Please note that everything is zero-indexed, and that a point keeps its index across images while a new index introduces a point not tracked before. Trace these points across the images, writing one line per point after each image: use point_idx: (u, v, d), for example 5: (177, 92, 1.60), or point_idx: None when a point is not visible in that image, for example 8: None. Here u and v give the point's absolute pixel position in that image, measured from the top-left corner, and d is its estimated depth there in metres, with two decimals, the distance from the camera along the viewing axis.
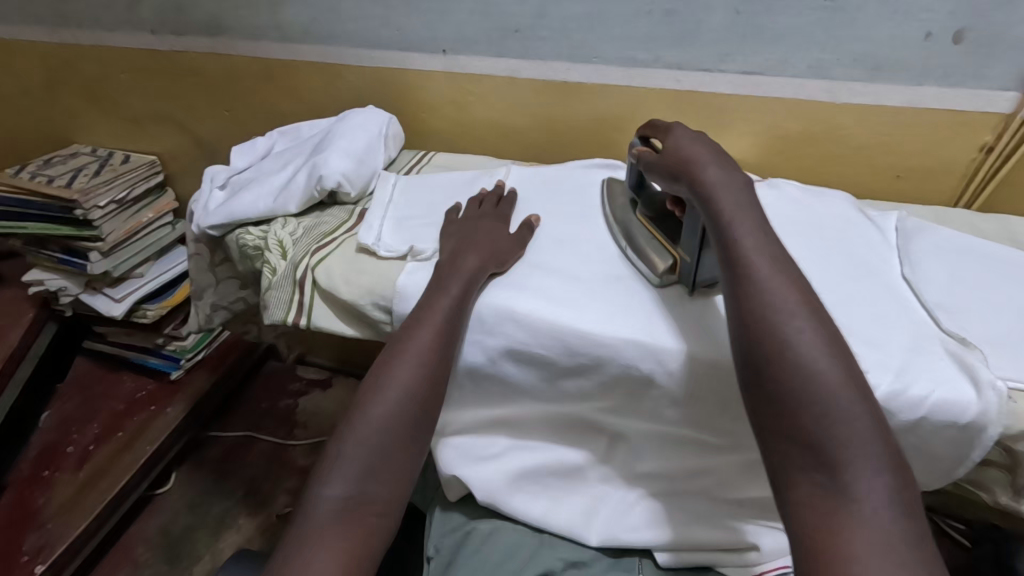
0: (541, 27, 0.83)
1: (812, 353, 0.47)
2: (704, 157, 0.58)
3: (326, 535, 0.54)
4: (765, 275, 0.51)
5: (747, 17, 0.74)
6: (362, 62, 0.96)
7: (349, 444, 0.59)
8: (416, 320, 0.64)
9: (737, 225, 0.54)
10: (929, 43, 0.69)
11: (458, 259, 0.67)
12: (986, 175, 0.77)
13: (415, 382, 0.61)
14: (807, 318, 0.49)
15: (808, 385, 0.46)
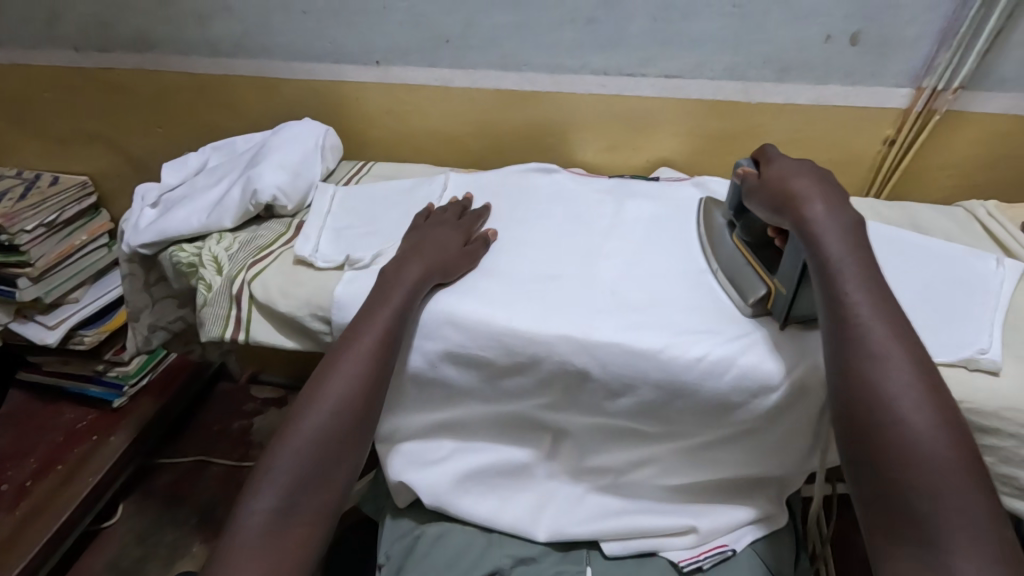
0: (471, 37, 0.85)
1: (913, 396, 0.48)
2: (809, 194, 0.58)
3: (254, 551, 0.53)
4: (873, 314, 0.52)
5: (663, 23, 0.77)
6: (296, 75, 0.96)
7: (282, 458, 0.57)
8: (355, 331, 0.63)
9: (834, 260, 0.54)
10: (829, 45, 0.74)
11: (403, 265, 0.67)
12: (891, 166, 0.82)
13: (353, 390, 0.60)
14: (920, 387, 0.48)
15: (901, 429, 0.47)
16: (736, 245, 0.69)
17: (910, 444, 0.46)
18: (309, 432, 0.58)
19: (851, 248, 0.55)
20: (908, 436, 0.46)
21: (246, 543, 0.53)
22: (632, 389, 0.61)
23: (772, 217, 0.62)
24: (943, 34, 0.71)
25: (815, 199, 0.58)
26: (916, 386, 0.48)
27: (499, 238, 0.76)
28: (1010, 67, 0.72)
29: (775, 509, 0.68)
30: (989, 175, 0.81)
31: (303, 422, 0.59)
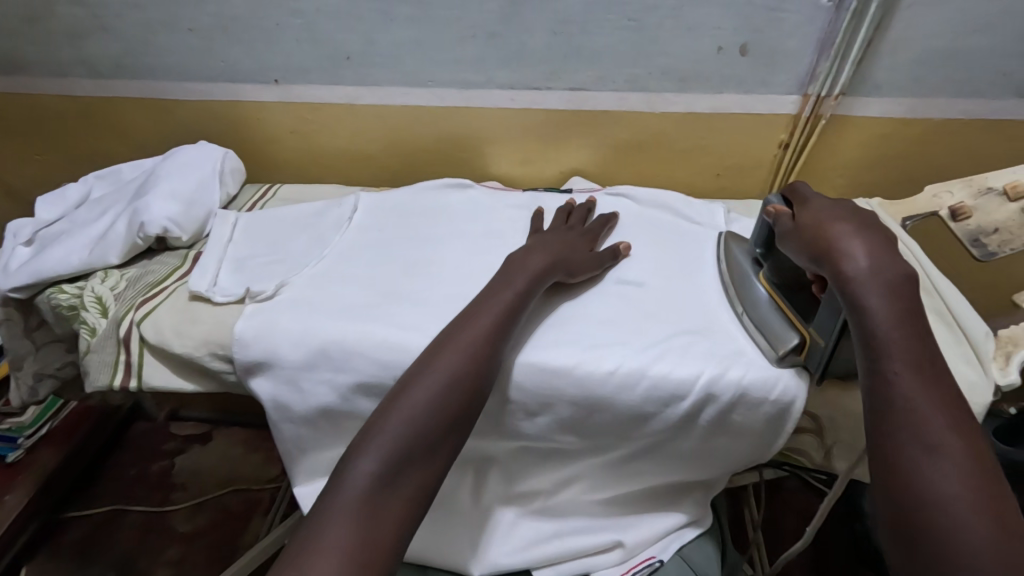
0: (372, 54, 0.82)
1: (958, 473, 0.43)
2: (852, 243, 0.54)
3: (355, 519, 0.47)
4: (916, 381, 0.47)
5: (564, 37, 0.77)
6: (190, 96, 0.90)
7: (390, 423, 0.52)
8: (471, 314, 0.60)
9: (877, 319, 0.49)
10: (722, 56, 0.77)
11: (528, 257, 0.66)
12: (788, 168, 0.87)
13: (469, 367, 0.56)
14: (968, 476, 0.43)
15: (948, 514, 0.42)
16: (763, 287, 0.64)
17: (957, 530, 0.41)
18: (417, 404, 0.53)
19: (896, 303, 0.49)
20: (954, 520, 0.42)
21: (344, 505, 0.48)
22: (551, 410, 0.61)
23: (807, 266, 0.57)
24: (822, 44, 0.74)
25: (855, 246, 0.53)
26: (962, 475, 0.43)
27: (631, 252, 0.73)
28: (884, 74, 0.77)
29: (700, 512, 0.70)
30: (875, 174, 0.86)
31: (410, 395, 0.54)
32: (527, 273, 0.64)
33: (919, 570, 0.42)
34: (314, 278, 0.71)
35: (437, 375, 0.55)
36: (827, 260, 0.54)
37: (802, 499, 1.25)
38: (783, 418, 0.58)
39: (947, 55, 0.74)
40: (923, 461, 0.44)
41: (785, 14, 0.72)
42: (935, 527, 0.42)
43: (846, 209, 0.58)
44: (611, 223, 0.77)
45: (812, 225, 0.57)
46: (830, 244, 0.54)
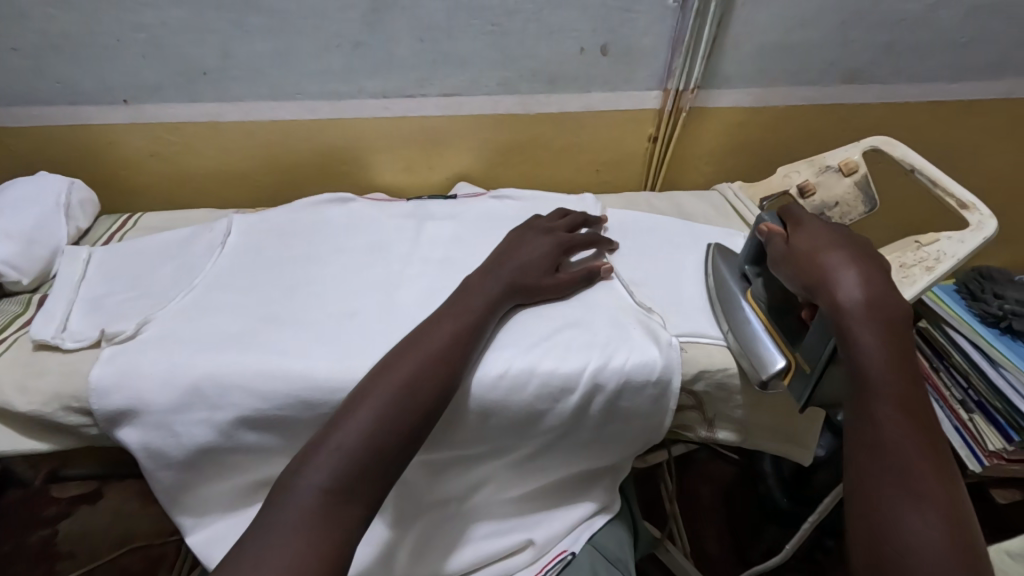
0: (230, 68, 0.78)
1: (940, 519, 0.42)
2: (844, 270, 0.54)
3: (301, 533, 0.44)
4: (902, 423, 0.46)
5: (430, 44, 0.77)
6: (24, 123, 0.81)
7: (340, 436, 0.49)
8: (425, 332, 0.58)
9: (872, 358, 0.49)
10: (584, 56, 0.80)
11: (489, 274, 0.65)
12: (659, 159, 0.91)
13: (423, 381, 0.53)
14: (943, 523, 0.42)
15: (918, 561, 0.41)
16: (751, 306, 0.64)
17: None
18: (362, 422, 0.50)
19: (887, 338, 0.49)
20: (931, 569, 0.40)
21: (290, 521, 0.45)
22: (446, 420, 0.60)
23: (798, 289, 0.57)
24: (675, 41, 0.79)
25: (849, 277, 0.53)
26: (936, 519, 0.42)
27: (613, 274, 0.70)
28: (731, 68, 0.83)
29: (608, 497, 0.73)
30: (736, 160, 0.93)
31: (354, 413, 0.50)
32: (489, 293, 0.63)
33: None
34: (183, 312, 0.66)
35: (385, 391, 0.52)
36: (822, 288, 0.54)
37: (714, 467, 1.32)
38: (664, 398, 0.61)
39: (782, 47, 0.81)
40: (906, 504, 0.43)
41: (636, 15, 0.76)
42: (908, 572, 0.41)
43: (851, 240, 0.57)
44: (599, 223, 0.78)
45: (813, 253, 0.56)
46: (822, 275, 0.54)
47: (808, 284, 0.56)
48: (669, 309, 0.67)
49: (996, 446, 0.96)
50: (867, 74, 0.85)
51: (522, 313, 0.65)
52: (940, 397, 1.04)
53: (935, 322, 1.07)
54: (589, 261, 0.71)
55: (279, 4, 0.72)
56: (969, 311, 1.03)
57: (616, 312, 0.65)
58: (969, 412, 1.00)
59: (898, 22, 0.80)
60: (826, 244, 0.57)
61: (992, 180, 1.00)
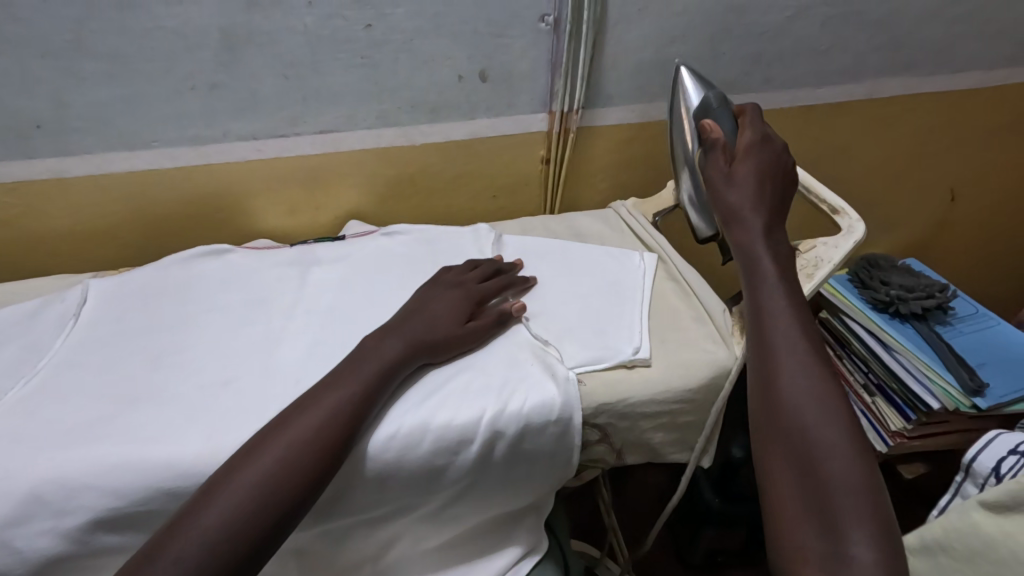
0: (69, 118, 0.70)
1: (814, 370, 0.47)
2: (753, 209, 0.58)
3: None
4: (784, 300, 0.51)
5: (296, 81, 0.72)
6: None
7: (188, 536, 0.43)
8: (307, 405, 0.52)
9: (762, 260, 0.54)
10: (463, 83, 0.77)
11: (384, 338, 0.59)
12: (554, 181, 0.91)
13: (283, 470, 0.47)
14: (817, 375, 0.46)
15: (802, 404, 0.45)
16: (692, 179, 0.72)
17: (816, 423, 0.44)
18: (210, 519, 0.44)
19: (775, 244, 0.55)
20: (809, 409, 0.45)
21: None
22: (337, 488, 0.55)
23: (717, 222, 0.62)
24: (553, 63, 0.78)
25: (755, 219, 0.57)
26: (812, 372, 0.46)
27: (526, 314, 0.67)
28: (612, 86, 0.83)
29: (534, 537, 0.70)
30: (628, 175, 0.94)
31: (205, 510, 0.44)
32: (381, 355, 0.57)
33: (779, 456, 0.44)
34: (22, 404, 0.58)
35: (249, 480, 0.46)
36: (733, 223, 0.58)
37: (648, 474, 1.33)
38: (568, 435, 0.59)
39: (657, 64, 0.82)
40: (791, 360, 0.47)
41: (510, 39, 0.75)
42: (792, 415, 0.45)
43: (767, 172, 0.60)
44: (525, 286, 0.71)
45: (727, 184, 0.61)
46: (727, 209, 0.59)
47: (724, 218, 0.60)
48: (567, 338, 0.65)
49: (898, 426, 1.00)
50: (742, 84, 0.88)
51: (424, 374, 0.60)
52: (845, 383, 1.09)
53: (833, 312, 1.12)
54: (502, 306, 0.67)
55: (116, 47, 0.66)
56: (860, 298, 1.08)
57: (513, 349, 0.63)
58: (872, 395, 1.04)
59: (762, 34, 0.83)
60: (743, 177, 0.60)
61: (866, 174, 1.06)
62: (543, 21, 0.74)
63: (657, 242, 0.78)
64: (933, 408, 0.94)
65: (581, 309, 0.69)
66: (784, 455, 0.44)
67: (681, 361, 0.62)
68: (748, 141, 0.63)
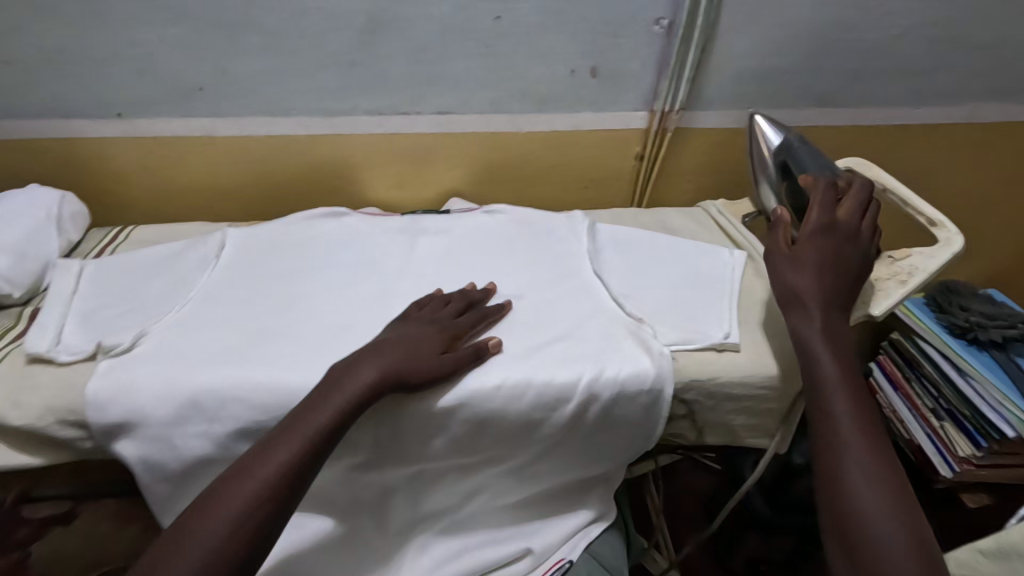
0: (226, 84, 0.79)
1: (872, 465, 0.51)
2: (816, 304, 0.60)
3: None
4: (843, 397, 0.55)
5: (424, 64, 0.79)
6: (12, 136, 0.81)
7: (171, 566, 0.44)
8: (282, 441, 0.52)
9: (818, 354, 0.58)
10: (574, 78, 0.83)
11: (356, 365, 0.57)
12: (645, 177, 0.95)
13: (261, 500, 0.48)
14: (875, 470, 0.51)
15: (860, 494, 0.50)
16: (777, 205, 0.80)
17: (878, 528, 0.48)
18: (209, 536, 0.46)
19: (834, 340, 0.58)
20: (867, 502, 0.49)
21: None
22: (445, 428, 0.61)
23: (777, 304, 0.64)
24: (660, 65, 0.83)
25: (812, 312, 0.59)
26: (869, 467, 0.51)
27: (503, 347, 0.64)
28: (712, 91, 0.87)
29: (604, 506, 0.74)
30: (716, 178, 0.97)
31: (201, 529, 0.46)
32: (349, 389, 0.56)
33: (841, 544, 0.49)
34: (177, 326, 0.66)
35: (229, 510, 0.47)
36: (793, 311, 0.61)
37: (694, 479, 1.35)
38: (657, 406, 0.63)
39: (759, 73, 0.86)
40: (851, 456, 0.52)
41: (623, 40, 0.80)
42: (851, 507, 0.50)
43: (830, 259, 0.62)
44: (500, 311, 0.68)
45: (792, 265, 0.63)
46: (790, 292, 0.62)
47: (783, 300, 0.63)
48: (659, 319, 0.69)
49: (966, 452, 0.99)
50: (839, 98, 0.90)
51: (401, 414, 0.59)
52: (913, 407, 1.09)
53: (907, 334, 1.12)
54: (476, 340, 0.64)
55: (277, 23, 0.74)
56: (937, 323, 1.08)
57: (608, 322, 0.67)
58: (940, 420, 1.04)
59: (866, 51, 0.85)
60: (808, 261, 0.62)
61: (954, 199, 1.05)
62: (657, 24, 0.79)
63: (746, 241, 0.81)
64: (1008, 436, 0.93)
65: (672, 295, 0.73)
66: (843, 544, 0.49)
67: (768, 351, 0.66)
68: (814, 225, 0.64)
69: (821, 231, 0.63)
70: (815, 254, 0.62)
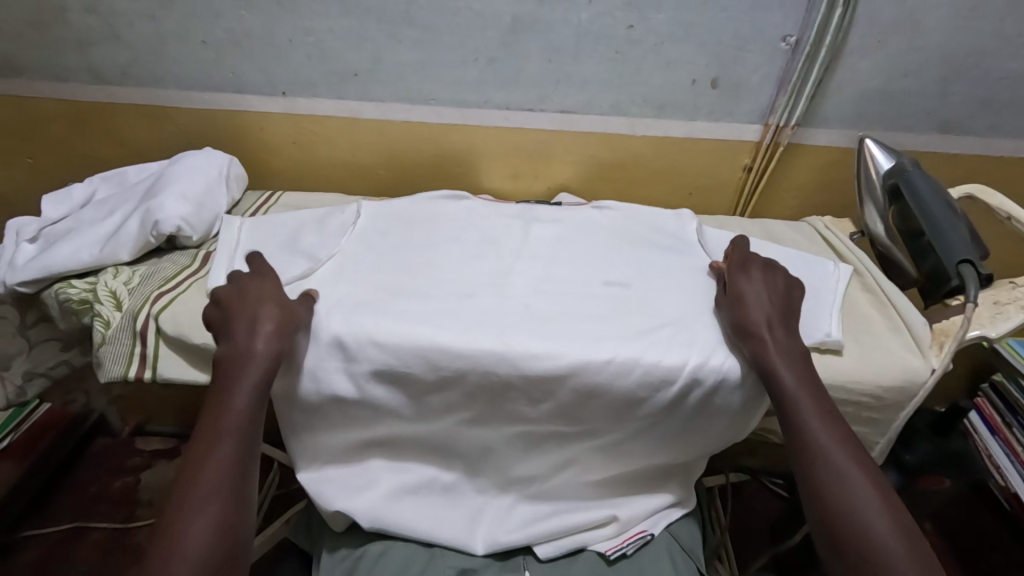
0: (379, 72, 0.88)
1: (847, 454, 0.57)
2: (773, 327, 0.64)
3: (196, 556, 0.51)
4: (808, 396, 0.61)
5: (556, 65, 0.86)
6: (193, 104, 0.94)
7: (173, 566, 0.50)
8: (219, 431, 0.57)
9: (782, 367, 0.62)
10: (695, 87, 0.87)
11: (246, 326, 0.63)
12: (750, 189, 0.97)
13: (239, 434, 0.57)
14: (850, 458, 0.57)
15: (844, 479, 0.56)
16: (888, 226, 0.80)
17: (870, 518, 0.53)
18: (214, 473, 0.55)
19: (792, 354, 0.63)
20: (848, 488, 0.55)
21: (196, 562, 0.50)
22: (553, 391, 0.66)
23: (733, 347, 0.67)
24: (781, 81, 0.86)
25: (773, 333, 0.64)
26: (845, 456, 0.57)
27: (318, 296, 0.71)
28: (830, 109, 0.89)
29: (684, 493, 0.76)
30: (823, 195, 0.98)
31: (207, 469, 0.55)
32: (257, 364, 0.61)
33: (833, 530, 0.55)
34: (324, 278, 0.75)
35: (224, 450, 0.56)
36: (757, 338, 0.64)
37: (762, 501, 1.29)
38: (755, 396, 0.67)
39: (882, 94, 0.87)
40: (827, 451, 0.57)
41: (747, 53, 0.83)
42: (835, 494, 0.55)
43: (768, 289, 0.68)
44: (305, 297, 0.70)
45: (748, 301, 0.67)
46: (753, 324, 0.65)
47: (739, 331, 0.65)
48: None
49: None
50: (963, 126, 0.90)
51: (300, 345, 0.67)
52: (1011, 453, 0.91)
53: (1009, 374, 0.94)
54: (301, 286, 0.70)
55: (432, 20, 0.83)
56: None
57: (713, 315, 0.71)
58: None
59: (998, 80, 0.84)
60: (754, 295, 0.68)
61: None
62: (784, 41, 0.82)
63: (857, 261, 0.82)
64: None
65: None
66: (834, 528, 0.54)
67: (873, 361, 0.68)
68: (743, 266, 0.72)
69: (749, 273, 0.70)
70: (756, 289, 0.68)
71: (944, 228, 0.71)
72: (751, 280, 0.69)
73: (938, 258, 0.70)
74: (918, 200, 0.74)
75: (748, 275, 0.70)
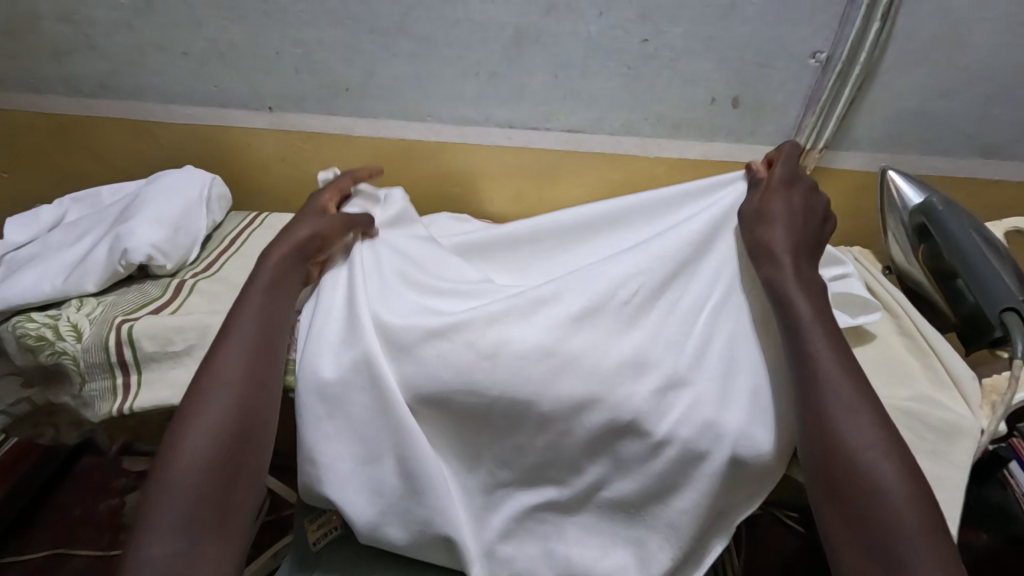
0: (371, 86, 0.82)
1: (859, 400, 0.47)
2: (788, 252, 0.57)
3: (196, 460, 0.47)
4: (819, 329, 0.51)
5: (564, 80, 0.79)
6: (176, 118, 0.88)
7: (178, 461, 0.47)
8: (234, 336, 0.55)
9: (792, 295, 0.53)
10: (714, 105, 0.80)
11: (275, 248, 0.64)
12: None
13: (250, 341, 0.55)
14: (862, 406, 0.47)
15: (849, 429, 0.46)
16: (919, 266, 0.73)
17: (875, 472, 0.44)
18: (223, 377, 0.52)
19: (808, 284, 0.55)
20: (853, 436, 0.46)
21: (195, 465, 0.47)
22: None
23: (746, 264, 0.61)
24: (809, 100, 0.79)
25: (789, 259, 0.56)
26: (856, 403, 0.47)
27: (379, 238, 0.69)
28: (861, 130, 0.82)
29: None
30: (851, 222, 0.91)
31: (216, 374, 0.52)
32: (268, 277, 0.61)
33: (827, 486, 0.46)
34: None
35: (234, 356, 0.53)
36: (765, 262, 0.57)
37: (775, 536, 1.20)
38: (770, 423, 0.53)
39: (918, 115, 0.79)
40: (833, 395, 0.48)
41: (772, 70, 0.76)
42: (838, 442, 0.46)
43: (798, 208, 0.61)
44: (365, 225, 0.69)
45: (766, 221, 0.60)
46: (764, 246, 0.58)
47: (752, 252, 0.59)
48: None
49: None
50: (1006, 150, 0.82)
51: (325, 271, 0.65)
52: None
53: None
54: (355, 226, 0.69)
55: (428, 32, 0.76)
56: None
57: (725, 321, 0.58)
58: None
59: None
60: (777, 215, 0.60)
61: None
62: (813, 57, 0.75)
63: (886, 292, 0.76)
64: None
65: None
66: (829, 487, 0.45)
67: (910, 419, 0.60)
68: (781, 178, 0.64)
69: (778, 194, 0.62)
70: (783, 206, 0.61)
71: (981, 272, 0.64)
72: (779, 203, 0.61)
73: (978, 303, 0.63)
74: (948, 237, 0.67)
75: (774, 193, 0.63)
